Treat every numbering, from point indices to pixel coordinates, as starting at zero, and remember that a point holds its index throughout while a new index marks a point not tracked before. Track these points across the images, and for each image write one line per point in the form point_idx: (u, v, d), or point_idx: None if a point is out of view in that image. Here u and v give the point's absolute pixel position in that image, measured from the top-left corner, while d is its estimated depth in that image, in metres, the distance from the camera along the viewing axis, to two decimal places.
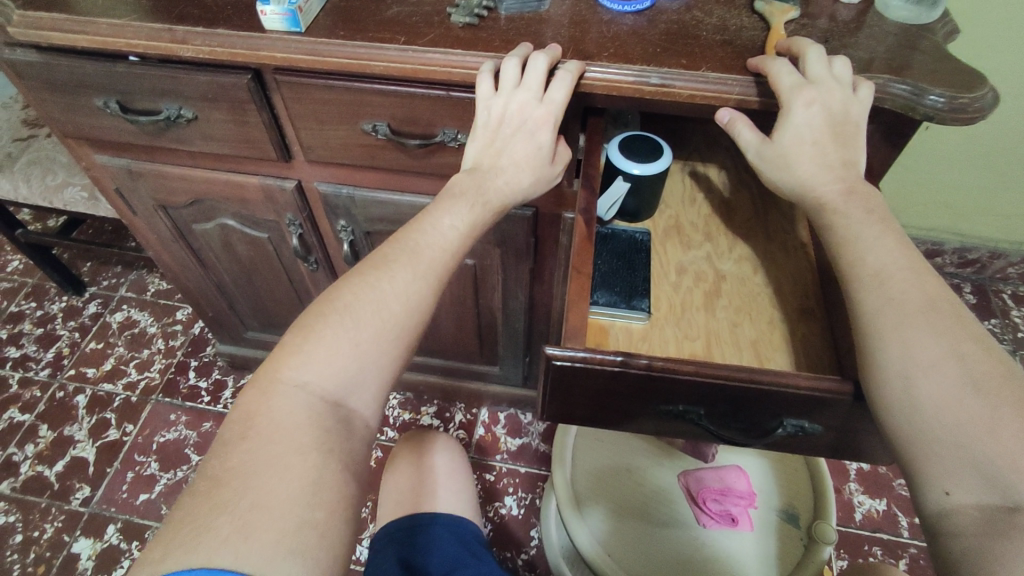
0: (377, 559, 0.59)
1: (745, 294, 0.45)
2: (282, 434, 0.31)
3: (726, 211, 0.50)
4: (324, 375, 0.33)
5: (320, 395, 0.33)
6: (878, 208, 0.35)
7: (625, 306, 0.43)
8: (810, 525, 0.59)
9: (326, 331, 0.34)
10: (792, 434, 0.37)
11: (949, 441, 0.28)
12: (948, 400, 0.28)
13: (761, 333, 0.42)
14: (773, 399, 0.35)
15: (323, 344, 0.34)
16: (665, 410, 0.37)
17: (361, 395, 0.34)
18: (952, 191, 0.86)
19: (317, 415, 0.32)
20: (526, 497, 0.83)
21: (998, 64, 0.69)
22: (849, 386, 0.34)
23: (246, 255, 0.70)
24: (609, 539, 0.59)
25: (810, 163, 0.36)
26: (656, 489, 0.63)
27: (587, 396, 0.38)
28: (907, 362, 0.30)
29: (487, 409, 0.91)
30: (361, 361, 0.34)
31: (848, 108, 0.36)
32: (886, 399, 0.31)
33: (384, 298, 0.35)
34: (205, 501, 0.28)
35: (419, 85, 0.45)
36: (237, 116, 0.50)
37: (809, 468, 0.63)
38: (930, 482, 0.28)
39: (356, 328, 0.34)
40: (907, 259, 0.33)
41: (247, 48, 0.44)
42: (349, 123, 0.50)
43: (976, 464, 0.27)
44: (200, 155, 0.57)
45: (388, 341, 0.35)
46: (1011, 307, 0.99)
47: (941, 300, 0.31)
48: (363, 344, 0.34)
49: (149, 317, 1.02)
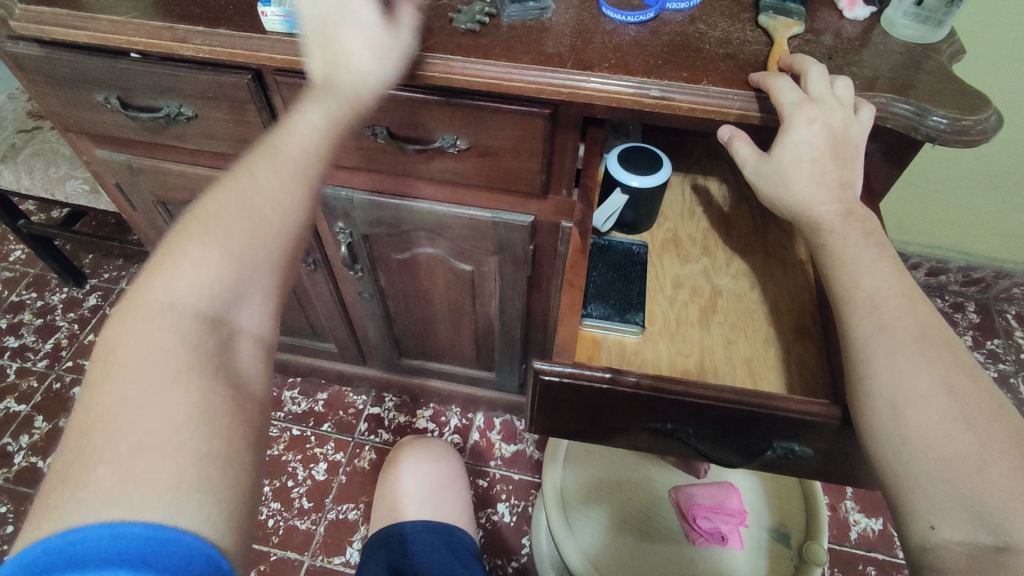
0: (367, 563, 0.59)
1: (740, 311, 0.44)
2: (152, 365, 0.25)
3: (725, 226, 0.49)
4: (195, 289, 0.28)
5: (190, 313, 0.27)
6: (874, 232, 0.35)
7: (619, 319, 0.42)
8: (801, 546, 0.58)
9: (196, 243, 0.28)
10: (782, 456, 0.36)
11: (936, 475, 0.27)
12: (937, 433, 0.28)
13: (755, 352, 0.42)
14: (763, 421, 0.34)
15: (183, 259, 0.28)
16: (653, 428, 0.37)
17: (252, 305, 0.29)
18: (957, 210, 0.86)
19: (191, 335, 0.27)
20: (519, 504, 0.82)
21: (1007, 83, 0.68)
22: (841, 411, 0.33)
23: None
24: (597, 554, 0.59)
25: (809, 181, 0.36)
26: (649, 504, 0.62)
27: (573, 411, 0.37)
28: (895, 391, 0.30)
29: (483, 414, 0.90)
30: (234, 264, 0.28)
31: (848, 128, 0.36)
32: (874, 428, 0.30)
33: (254, 198, 0.30)
34: (64, 459, 0.23)
35: (418, 90, 0.45)
36: (237, 116, 0.50)
37: (802, 487, 0.63)
38: (916, 516, 0.28)
39: (226, 233, 0.29)
40: (901, 285, 0.33)
41: (247, 48, 0.44)
42: (349, 126, 0.50)
43: (964, 500, 0.26)
44: (199, 153, 0.57)
45: (268, 241, 0.29)
46: (1015, 328, 0.98)
47: (932, 328, 0.31)
48: (231, 246, 0.28)
49: None
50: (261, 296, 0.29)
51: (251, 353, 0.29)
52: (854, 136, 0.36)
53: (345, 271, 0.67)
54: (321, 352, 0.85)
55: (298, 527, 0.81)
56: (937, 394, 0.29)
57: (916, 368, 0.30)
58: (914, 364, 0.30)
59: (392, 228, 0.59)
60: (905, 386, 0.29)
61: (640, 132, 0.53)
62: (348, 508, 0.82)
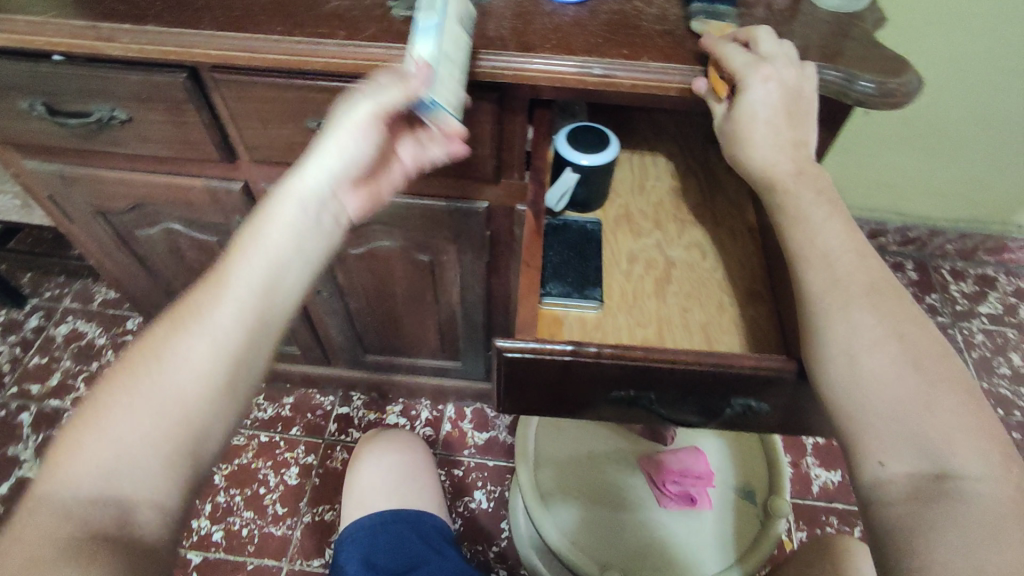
0: (341, 559, 0.58)
1: (694, 279, 0.46)
2: (37, 540, 0.26)
3: (675, 199, 0.51)
4: (100, 456, 0.28)
5: (87, 495, 0.27)
6: (825, 189, 0.36)
7: (577, 296, 0.43)
8: (766, 500, 0.61)
9: (118, 397, 0.29)
10: (741, 413, 0.38)
11: (885, 415, 0.29)
12: (887, 377, 0.30)
13: (710, 317, 0.43)
14: (720, 381, 0.36)
15: (95, 425, 0.28)
16: (618, 398, 0.38)
17: (156, 472, 0.28)
18: (890, 173, 0.90)
19: (85, 518, 0.27)
20: (495, 489, 0.83)
21: (929, 49, 0.71)
22: (792, 364, 0.35)
23: (194, 260, 0.67)
24: (574, 528, 0.60)
25: (765, 142, 0.37)
26: (621, 476, 0.64)
27: (537, 390, 0.38)
28: (849, 338, 0.31)
29: (453, 405, 0.90)
30: (146, 434, 0.28)
31: (799, 86, 0.37)
32: (830, 375, 0.32)
33: (186, 348, 0.30)
34: None
35: (363, 81, 0.45)
36: (175, 117, 0.49)
37: (764, 445, 0.65)
38: (866, 453, 0.30)
39: (148, 385, 0.29)
40: (851, 241, 0.34)
41: (179, 45, 0.42)
42: (294, 122, 0.49)
43: (911, 437, 0.28)
44: (137, 158, 0.55)
45: (179, 408, 0.29)
46: (949, 282, 1.04)
47: (882, 282, 0.33)
48: (135, 407, 0.29)
49: (97, 327, 0.98)
50: (169, 469, 0.29)
51: (155, 514, 0.28)
52: (806, 96, 0.38)
53: None
54: (284, 356, 0.84)
55: (273, 534, 0.80)
56: (889, 341, 0.31)
57: (868, 316, 0.31)
58: (866, 312, 0.32)
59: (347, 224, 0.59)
60: (860, 334, 0.31)
61: (586, 112, 0.54)
62: (324, 510, 0.81)
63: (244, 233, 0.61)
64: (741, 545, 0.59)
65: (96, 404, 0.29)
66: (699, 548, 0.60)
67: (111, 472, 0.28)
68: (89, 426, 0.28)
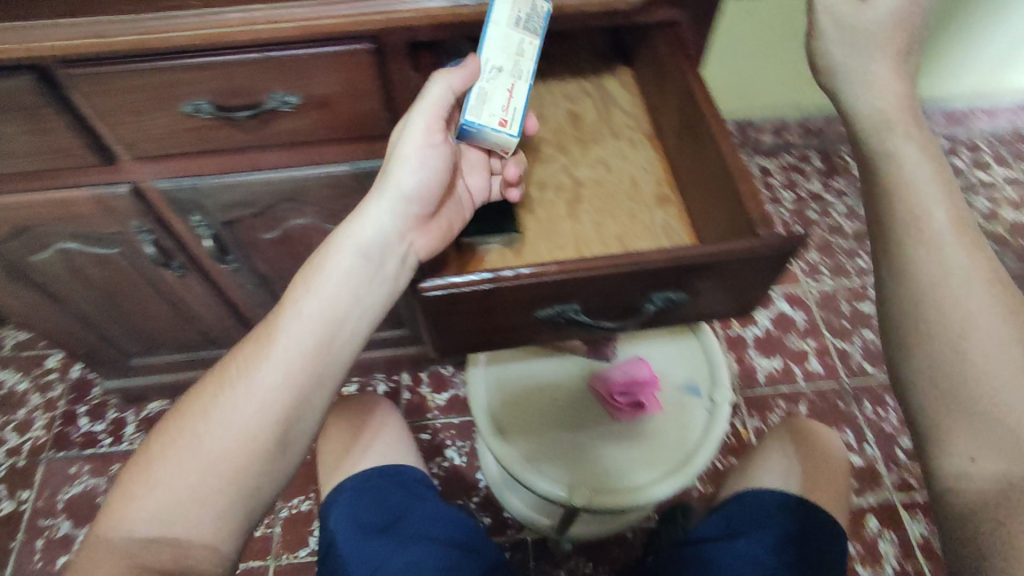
0: (325, 523, 0.60)
1: (603, 195, 0.50)
2: (133, 533, 0.37)
3: (573, 120, 0.53)
4: (177, 482, 0.38)
5: (163, 509, 0.37)
6: (930, 146, 0.36)
7: (495, 232, 0.48)
8: (711, 391, 0.65)
9: (190, 437, 0.39)
10: (662, 306, 0.40)
11: (982, 400, 0.32)
12: (987, 371, 0.32)
13: (623, 227, 0.48)
14: (636, 279, 0.37)
15: (177, 451, 0.38)
16: (543, 316, 0.40)
17: (213, 503, 0.38)
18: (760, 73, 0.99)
19: (146, 543, 0.37)
20: (465, 444, 0.85)
21: None
22: (699, 247, 0.37)
23: (101, 277, 0.64)
24: (533, 455, 0.63)
25: (874, 63, 0.37)
26: (573, 397, 0.67)
27: (465, 327, 0.40)
28: (932, 257, 0.34)
29: (408, 372, 0.90)
30: (198, 490, 0.37)
31: (901, 12, 0.36)
32: (935, 359, 0.33)
33: (241, 407, 0.39)
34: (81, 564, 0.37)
35: (233, 51, 0.43)
36: (39, 123, 0.46)
37: (701, 340, 0.69)
38: (951, 449, 0.33)
39: (208, 430, 0.39)
40: (954, 214, 0.35)
41: (16, 40, 0.39)
42: (168, 108, 0.46)
43: (971, 410, 0.32)
44: (7, 177, 0.51)
45: (228, 467, 0.38)
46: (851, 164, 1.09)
47: (981, 273, 0.34)
48: (199, 450, 0.38)
49: (15, 373, 0.92)
50: (215, 503, 0.38)
51: (200, 537, 0.37)
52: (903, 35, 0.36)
53: (216, 264, 0.63)
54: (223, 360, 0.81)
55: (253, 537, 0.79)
56: (961, 259, 0.34)
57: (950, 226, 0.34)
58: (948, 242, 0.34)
59: (250, 207, 0.57)
60: (959, 298, 0.33)
61: None
62: (299, 502, 0.81)
63: (146, 237, 0.58)
64: (694, 435, 0.63)
65: (167, 453, 0.39)
66: (656, 447, 0.63)
67: (171, 516, 0.37)
68: (164, 467, 0.38)
